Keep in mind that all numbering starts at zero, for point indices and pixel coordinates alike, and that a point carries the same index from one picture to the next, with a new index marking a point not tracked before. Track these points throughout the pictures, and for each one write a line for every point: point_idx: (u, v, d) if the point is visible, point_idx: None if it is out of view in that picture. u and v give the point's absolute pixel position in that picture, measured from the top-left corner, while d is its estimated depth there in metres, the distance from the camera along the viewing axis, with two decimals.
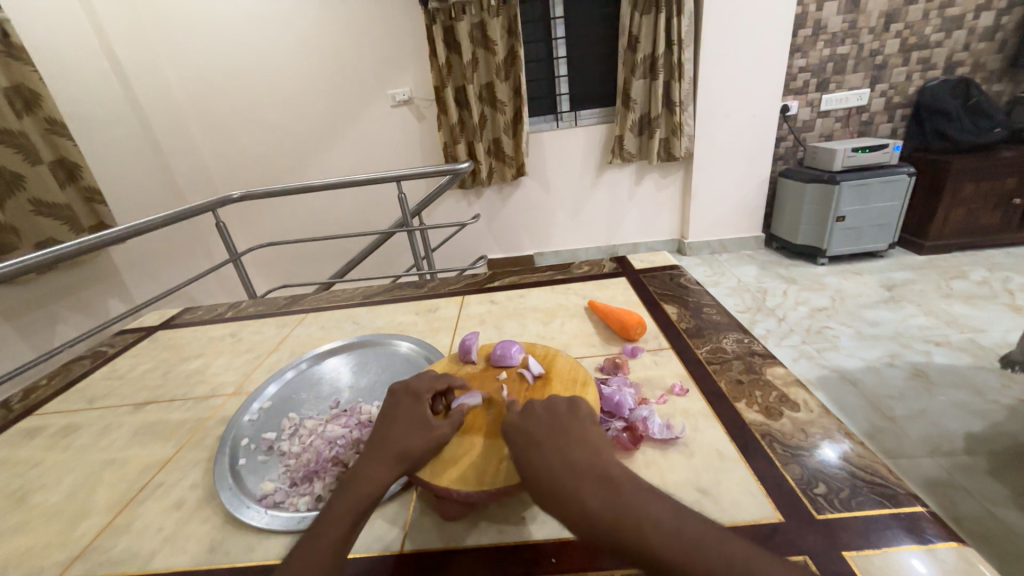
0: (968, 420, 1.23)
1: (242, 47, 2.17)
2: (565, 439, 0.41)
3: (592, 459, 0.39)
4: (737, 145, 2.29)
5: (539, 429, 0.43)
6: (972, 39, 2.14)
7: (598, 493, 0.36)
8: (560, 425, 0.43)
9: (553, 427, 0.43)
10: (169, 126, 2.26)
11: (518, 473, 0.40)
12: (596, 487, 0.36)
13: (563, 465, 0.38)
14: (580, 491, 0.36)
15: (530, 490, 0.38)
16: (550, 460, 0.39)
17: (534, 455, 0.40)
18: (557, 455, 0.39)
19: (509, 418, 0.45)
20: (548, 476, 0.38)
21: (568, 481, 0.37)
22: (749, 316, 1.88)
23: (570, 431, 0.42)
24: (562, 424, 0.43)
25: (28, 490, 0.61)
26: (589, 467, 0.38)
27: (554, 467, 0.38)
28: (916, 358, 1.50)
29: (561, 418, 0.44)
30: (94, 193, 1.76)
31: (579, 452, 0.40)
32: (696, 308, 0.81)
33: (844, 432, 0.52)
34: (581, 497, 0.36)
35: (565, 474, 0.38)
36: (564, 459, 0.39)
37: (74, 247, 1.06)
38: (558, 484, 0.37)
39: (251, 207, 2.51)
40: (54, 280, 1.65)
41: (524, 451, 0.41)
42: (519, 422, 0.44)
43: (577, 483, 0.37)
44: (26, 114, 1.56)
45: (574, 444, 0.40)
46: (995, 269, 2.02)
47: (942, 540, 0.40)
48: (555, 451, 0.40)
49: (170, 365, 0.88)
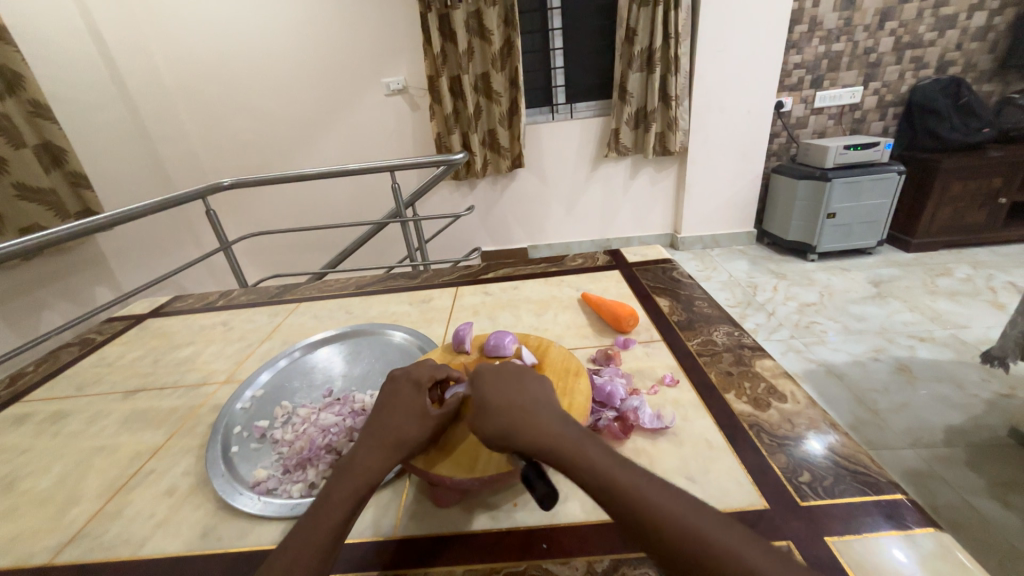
0: (949, 413, 1.26)
1: (233, 32, 2.13)
2: (531, 383, 0.44)
3: (553, 403, 0.42)
4: (732, 141, 2.30)
5: (508, 370, 0.46)
6: (964, 39, 2.16)
7: (554, 421, 0.39)
8: (529, 372, 0.46)
9: (521, 372, 0.46)
10: (158, 112, 2.21)
11: (478, 398, 0.42)
12: (556, 419, 0.39)
13: (525, 398, 0.42)
14: (538, 416, 0.39)
15: (486, 411, 0.41)
16: (514, 392, 0.42)
17: (498, 385, 0.43)
18: (521, 390, 0.43)
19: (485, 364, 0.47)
20: (508, 402, 0.41)
21: (527, 409, 0.40)
22: (739, 310, 1.90)
23: (536, 379, 0.45)
24: (531, 373, 0.46)
25: (16, 477, 0.61)
26: (548, 406, 0.41)
27: (516, 397, 0.41)
28: (900, 353, 1.53)
29: (532, 370, 0.47)
30: (79, 178, 1.72)
31: (541, 394, 0.43)
32: (687, 301, 0.82)
33: (829, 423, 0.54)
34: (538, 421, 0.39)
35: (526, 404, 0.41)
36: (527, 395, 0.42)
37: (59, 233, 1.04)
38: (516, 408, 0.40)
39: (241, 195, 2.47)
40: (40, 266, 1.62)
41: (490, 381, 0.44)
42: (492, 364, 0.47)
43: (536, 411, 0.40)
44: (8, 96, 1.52)
45: (539, 389, 0.43)
46: (980, 267, 2.06)
47: (920, 526, 0.41)
48: (519, 387, 0.43)
49: (160, 353, 0.87)
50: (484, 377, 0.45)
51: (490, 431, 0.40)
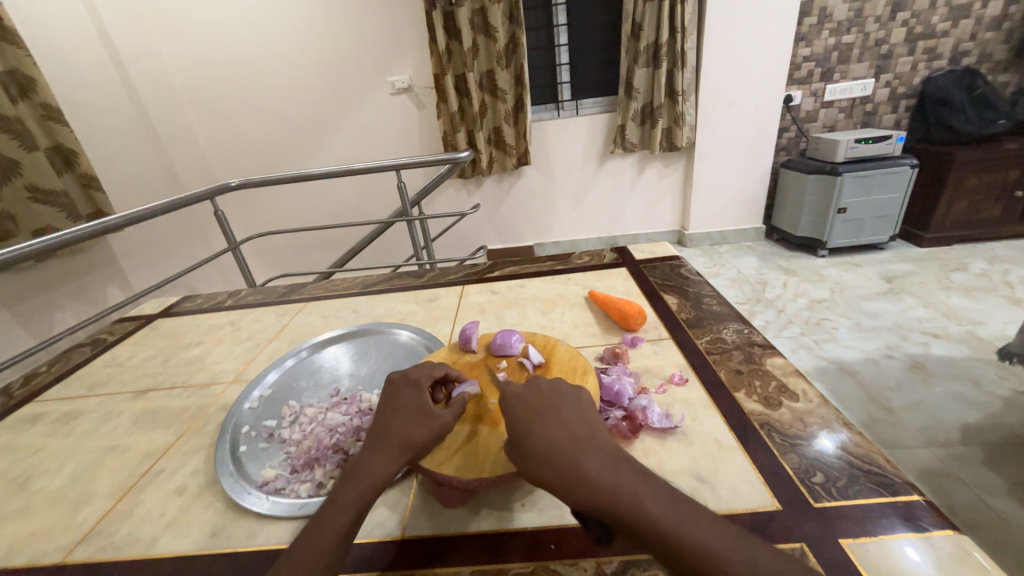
0: (965, 411, 1.24)
1: (239, 34, 2.14)
2: (567, 413, 0.42)
3: (589, 431, 0.41)
4: (740, 136, 2.27)
5: (543, 402, 0.43)
6: (979, 28, 2.11)
7: (598, 464, 0.37)
8: (563, 399, 0.44)
9: (556, 400, 0.44)
10: (166, 114, 2.23)
11: (517, 439, 0.41)
12: (594, 458, 0.38)
13: (565, 435, 0.40)
14: (580, 460, 0.37)
15: (529, 455, 0.39)
16: (553, 429, 0.40)
17: (535, 423, 0.41)
18: (559, 425, 0.41)
19: (511, 387, 0.45)
20: (549, 443, 0.39)
21: (569, 449, 0.38)
22: (748, 307, 1.88)
23: (571, 408, 0.43)
24: (565, 400, 0.44)
25: (30, 476, 0.62)
26: (589, 440, 0.39)
27: (556, 436, 0.39)
28: (914, 350, 1.51)
29: (564, 394, 0.45)
30: (91, 181, 1.74)
31: (580, 427, 0.41)
32: (696, 299, 0.81)
33: (842, 422, 0.52)
34: (582, 466, 0.37)
35: (566, 443, 0.39)
36: (566, 431, 0.40)
37: (70, 234, 1.05)
38: (558, 451, 0.38)
39: (249, 196, 2.49)
40: (53, 268, 1.64)
41: (525, 418, 0.42)
42: (523, 393, 0.44)
43: (579, 452, 0.38)
44: (21, 99, 1.54)
45: (573, 417, 0.42)
46: (995, 262, 2.02)
47: (938, 528, 0.40)
48: (557, 422, 0.41)
49: (170, 352, 0.88)
50: (515, 410, 0.43)
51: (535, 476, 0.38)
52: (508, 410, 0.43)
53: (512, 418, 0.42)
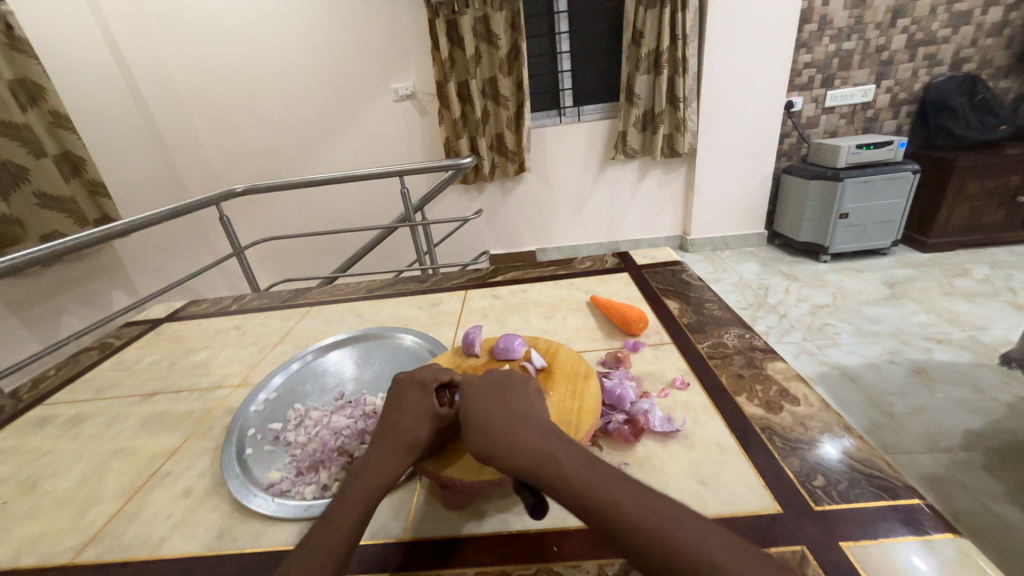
0: (968, 417, 1.23)
1: (244, 42, 2.17)
2: (512, 394, 0.45)
3: (529, 410, 0.43)
4: (741, 142, 2.28)
5: (489, 386, 0.46)
6: (980, 35, 2.12)
7: (528, 434, 0.39)
8: (509, 383, 0.47)
9: (503, 384, 0.46)
10: (173, 121, 2.26)
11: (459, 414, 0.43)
12: (526, 428, 0.40)
13: (503, 411, 0.42)
14: (513, 430, 0.40)
15: (467, 429, 0.42)
16: (492, 407, 0.43)
17: (477, 402, 0.44)
18: (500, 404, 0.43)
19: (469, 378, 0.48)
20: (487, 418, 0.42)
21: (504, 423, 0.41)
22: (750, 313, 1.88)
23: (516, 391, 0.46)
24: (513, 384, 0.47)
25: (39, 478, 0.62)
26: (527, 416, 0.42)
27: (495, 412, 0.42)
28: (917, 356, 1.50)
29: (514, 379, 0.47)
30: (98, 187, 1.77)
31: (522, 407, 0.43)
32: (697, 303, 0.81)
33: (843, 426, 0.53)
34: (512, 435, 0.39)
35: (503, 418, 0.41)
36: (506, 408, 0.43)
37: (78, 240, 1.07)
38: (493, 424, 0.41)
39: (254, 201, 2.52)
40: (59, 272, 1.66)
41: (471, 397, 0.45)
42: (474, 380, 0.47)
43: (512, 424, 0.41)
44: (30, 107, 1.57)
45: (518, 399, 0.44)
46: (998, 267, 2.01)
47: (938, 531, 0.40)
48: (500, 402, 0.44)
49: (176, 356, 0.89)
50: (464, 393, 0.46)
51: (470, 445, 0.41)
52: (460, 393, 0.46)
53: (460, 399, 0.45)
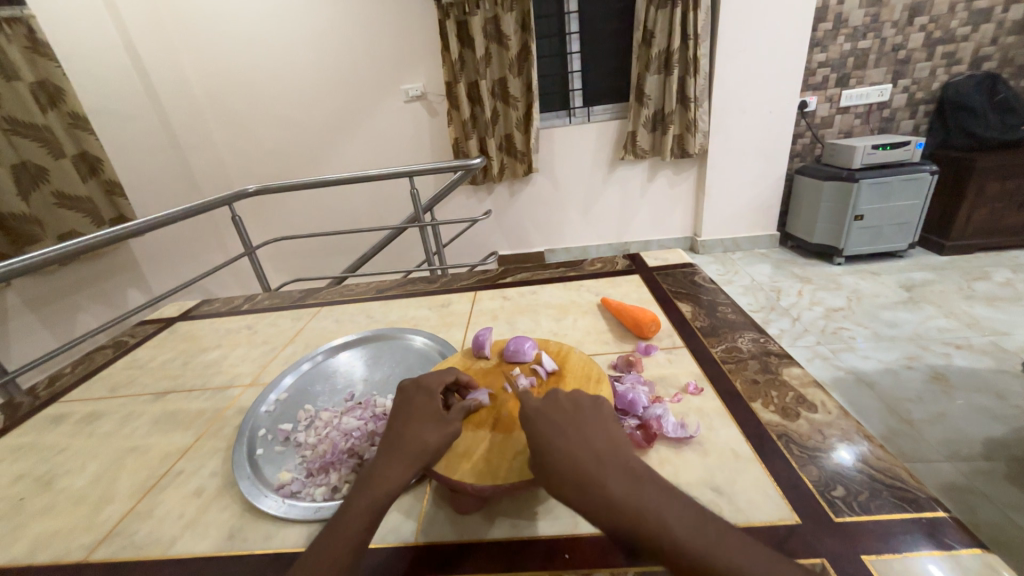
0: (991, 425, 1.20)
1: (256, 44, 2.20)
2: (589, 428, 0.42)
3: (612, 447, 0.40)
4: (754, 142, 2.24)
5: (562, 417, 0.43)
6: (1000, 33, 2.07)
7: (622, 481, 0.36)
8: (582, 414, 0.43)
9: (578, 416, 0.43)
10: (188, 122, 2.29)
11: (537, 456, 0.40)
12: (618, 477, 0.37)
13: (587, 451, 0.39)
14: (605, 477, 0.37)
15: (551, 472, 0.38)
16: (574, 445, 0.39)
17: (557, 440, 0.40)
18: (581, 442, 0.40)
19: (530, 404, 0.45)
20: (572, 459, 0.38)
21: (591, 468, 0.37)
22: (763, 315, 1.86)
23: (594, 424, 0.42)
24: (585, 414, 0.43)
25: (55, 475, 0.63)
26: (613, 458, 0.38)
27: (579, 452, 0.39)
28: (936, 361, 1.47)
29: (583, 409, 0.44)
30: (114, 186, 1.79)
31: (603, 442, 0.40)
32: (710, 306, 0.80)
33: (863, 434, 0.51)
34: (605, 485, 0.36)
35: (589, 460, 0.38)
36: (586, 446, 0.39)
37: (92, 239, 1.08)
38: (580, 467, 0.37)
39: (265, 201, 2.54)
40: (77, 270, 1.69)
41: (545, 435, 0.41)
42: (542, 409, 0.44)
43: (602, 468, 0.37)
44: (50, 109, 1.60)
45: (596, 433, 0.41)
46: (1020, 270, 1.96)
47: (965, 545, 0.39)
48: (581, 439, 0.40)
49: (189, 355, 0.90)
50: (537, 428, 0.42)
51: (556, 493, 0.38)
52: (531, 426, 0.42)
53: (533, 433, 0.42)
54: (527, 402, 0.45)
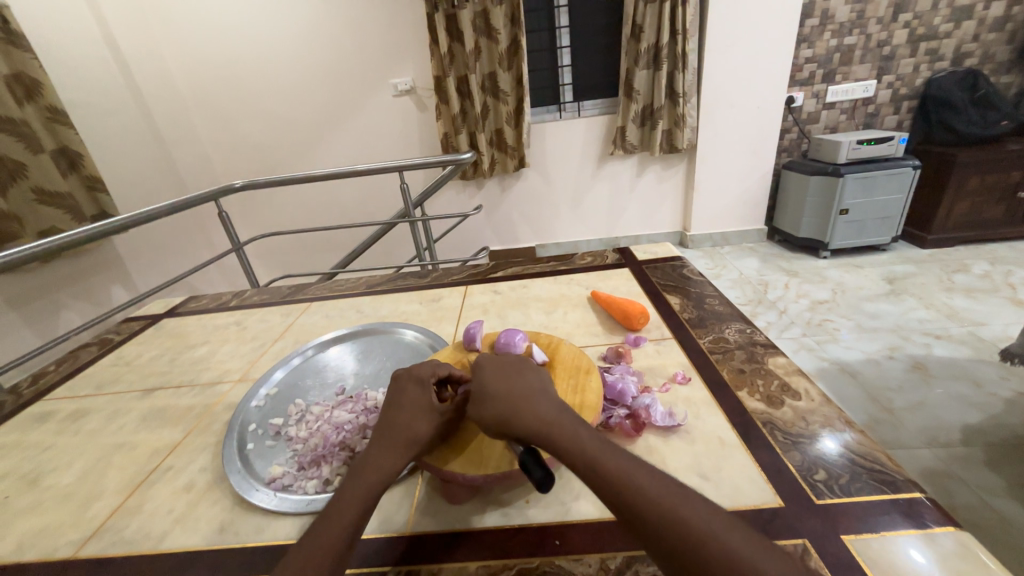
0: (968, 412, 1.24)
1: (241, 36, 2.16)
2: (528, 374, 0.48)
3: (545, 390, 0.46)
4: (742, 137, 2.27)
5: (507, 363, 0.50)
6: (981, 30, 2.11)
7: (544, 407, 0.43)
8: (526, 365, 0.50)
9: (522, 366, 0.49)
10: (171, 116, 2.24)
11: (477, 391, 0.46)
12: (542, 404, 0.43)
13: (521, 388, 0.45)
14: (532, 404, 0.43)
15: (485, 398, 0.45)
16: (511, 381, 0.46)
17: (495, 376, 0.47)
18: (518, 381, 0.46)
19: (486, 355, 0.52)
20: (507, 391, 0.45)
21: (520, 395, 0.44)
22: (750, 308, 1.89)
23: (533, 374, 0.48)
24: (528, 367, 0.50)
25: (40, 473, 0.62)
26: (544, 395, 0.45)
27: (514, 386, 0.45)
28: (916, 351, 1.51)
29: (529, 364, 0.50)
30: (96, 182, 1.75)
31: (538, 385, 0.47)
32: (698, 299, 0.81)
33: (845, 421, 0.53)
34: (531, 408, 0.42)
35: (521, 392, 0.45)
36: (520, 383, 0.46)
37: (75, 236, 1.06)
38: (512, 397, 0.44)
39: (253, 197, 2.51)
40: (58, 268, 1.66)
41: (489, 373, 0.48)
42: (493, 357, 0.51)
43: (530, 399, 0.44)
44: (27, 102, 1.56)
45: (534, 379, 0.48)
46: (998, 263, 2.01)
47: (940, 524, 0.41)
48: (519, 379, 0.47)
49: (176, 352, 0.89)
50: (483, 368, 0.49)
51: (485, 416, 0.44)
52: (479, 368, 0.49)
53: (479, 375, 0.48)
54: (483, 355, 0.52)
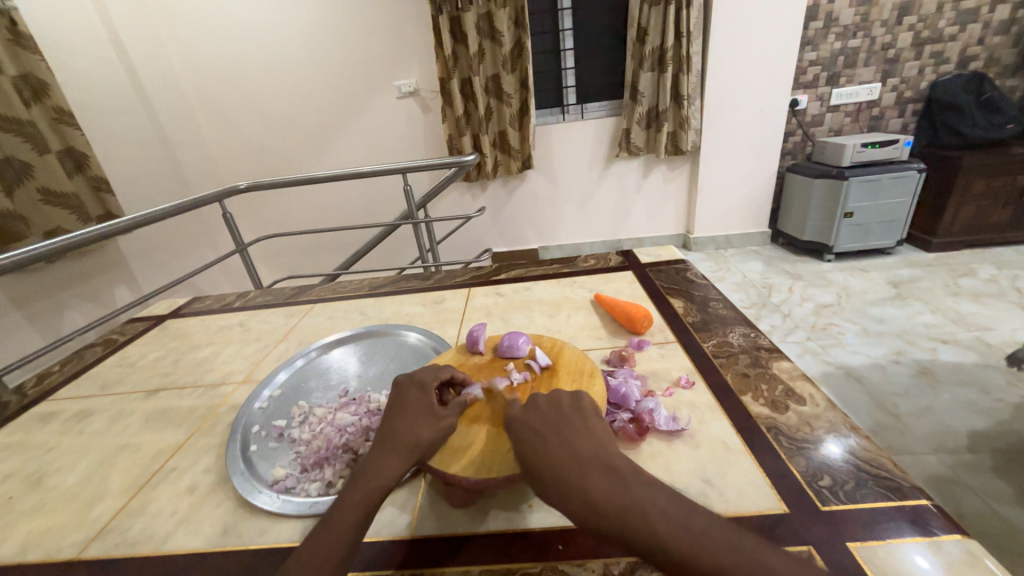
0: (974, 418, 1.23)
1: (247, 38, 2.17)
2: (572, 431, 0.42)
3: (596, 447, 0.40)
4: (746, 139, 2.26)
5: (544, 422, 0.44)
6: (987, 32, 2.10)
7: (603, 482, 0.37)
8: (566, 417, 0.44)
9: (562, 419, 0.44)
10: (176, 117, 2.25)
11: (526, 469, 0.41)
12: (600, 478, 0.37)
13: (569, 456, 0.39)
14: (589, 481, 0.37)
15: (537, 479, 0.40)
16: (556, 450, 0.40)
17: (538, 447, 0.41)
18: (564, 446, 0.41)
19: (514, 411, 0.46)
20: (556, 466, 0.39)
21: (572, 468, 0.38)
22: (754, 311, 1.88)
23: (576, 427, 0.43)
24: (570, 418, 0.44)
25: (44, 473, 0.63)
26: (597, 458, 0.39)
27: (562, 456, 0.40)
28: (922, 356, 1.50)
29: (562, 411, 0.45)
30: (101, 183, 1.77)
31: (586, 443, 0.41)
32: (702, 302, 0.81)
33: (850, 426, 0.52)
34: (588, 487, 0.37)
35: (571, 463, 0.39)
36: (568, 449, 0.40)
37: (81, 236, 1.07)
38: (564, 475, 0.38)
39: (258, 198, 2.52)
40: (63, 268, 1.67)
41: (529, 443, 0.42)
42: (524, 414, 0.45)
43: (581, 468, 0.38)
44: (34, 103, 1.57)
45: (580, 435, 0.42)
46: (1005, 267, 1.99)
47: (946, 532, 0.40)
48: (564, 443, 0.41)
49: (180, 353, 0.89)
50: (522, 434, 0.43)
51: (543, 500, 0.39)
52: (514, 433, 0.44)
53: (518, 444, 0.43)
54: (511, 411, 0.46)
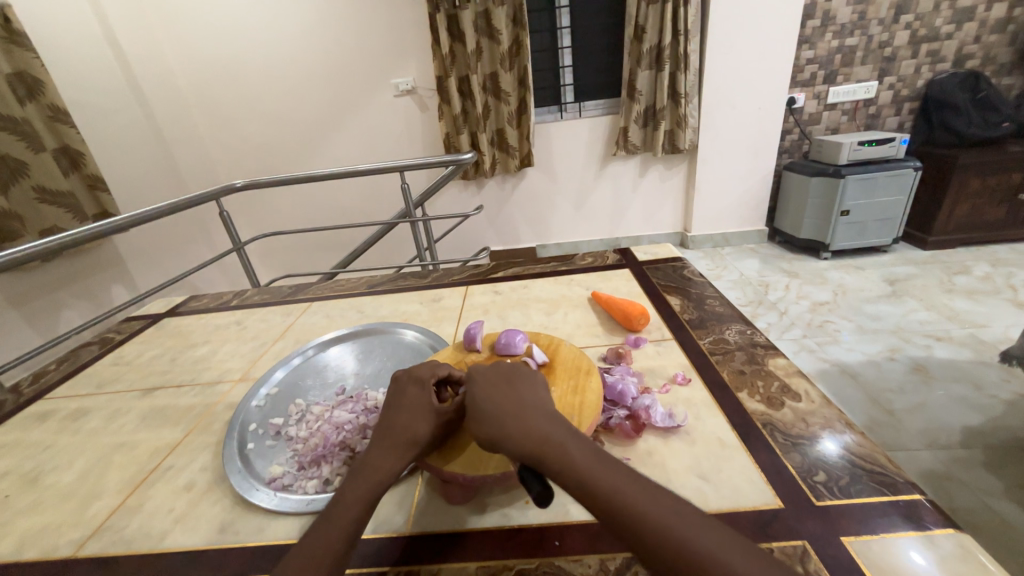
0: (969, 414, 1.23)
1: (243, 35, 2.16)
2: (524, 386, 0.46)
3: (542, 402, 0.44)
4: (744, 138, 2.27)
5: (500, 375, 0.47)
6: (983, 31, 2.11)
7: (542, 424, 0.41)
8: (521, 376, 0.48)
9: (516, 375, 0.48)
10: (172, 116, 2.24)
11: (472, 407, 0.44)
12: (542, 421, 0.41)
13: (517, 403, 0.43)
14: (530, 421, 0.41)
15: (481, 416, 0.43)
16: (506, 396, 0.44)
17: (490, 391, 0.45)
18: (514, 394, 0.44)
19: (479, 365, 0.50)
20: (502, 407, 0.43)
21: (516, 411, 0.42)
22: (750, 309, 1.88)
23: (527, 383, 0.47)
24: (523, 376, 0.48)
25: (40, 472, 0.63)
26: (541, 409, 0.43)
27: (510, 401, 0.43)
28: (917, 353, 1.51)
29: (523, 373, 0.48)
30: (97, 180, 1.76)
31: (534, 398, 0.45)
32: (699, 300, 0.81)
33: (845, 423, 0.53)
34: (528, 425, 0.40)
35: (517, 407, 0.43)
36: (516, 397, 0.44)
37: (77, 235, 1.06)
38: (508, 414, 0.42)
39: (254, 196, 2.51)
40: (59, 267, 1.66)
41: (483, 387, 0.46)
42: (486, 368, 0.49)
43: (524, 411, 0.42)
44: (29, 101, 1.56)
45: (529, 390, 0.46)
46: (999, 265, 2.01)
47: (939, 526, 0.40)
48: (514, 393, 0.45)
49: (177, 351, 0.89)
50: (477, 381, 0.47)
51: (485, 438, 0.41)
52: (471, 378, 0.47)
53: (472, 388, 0.46)
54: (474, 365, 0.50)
